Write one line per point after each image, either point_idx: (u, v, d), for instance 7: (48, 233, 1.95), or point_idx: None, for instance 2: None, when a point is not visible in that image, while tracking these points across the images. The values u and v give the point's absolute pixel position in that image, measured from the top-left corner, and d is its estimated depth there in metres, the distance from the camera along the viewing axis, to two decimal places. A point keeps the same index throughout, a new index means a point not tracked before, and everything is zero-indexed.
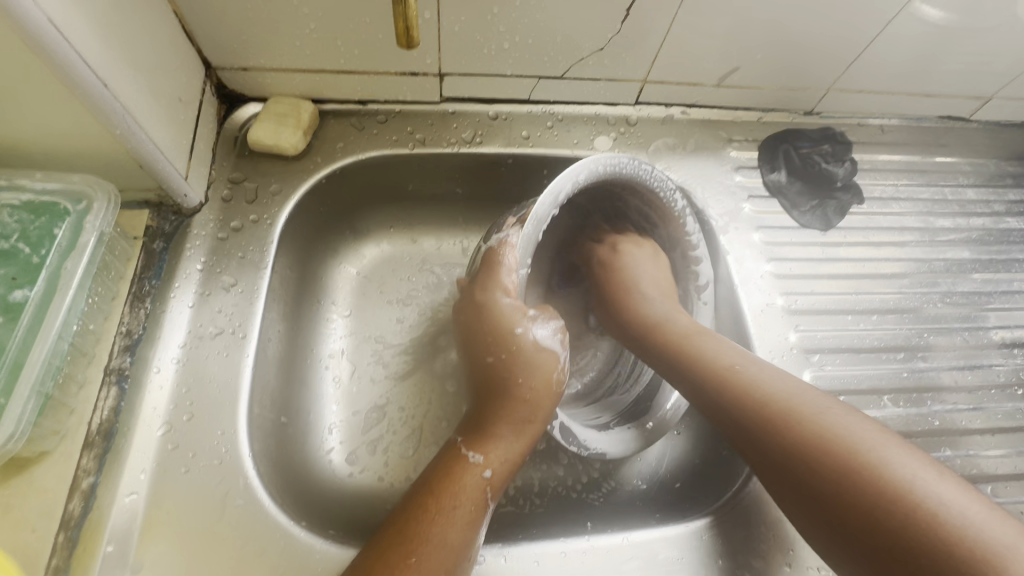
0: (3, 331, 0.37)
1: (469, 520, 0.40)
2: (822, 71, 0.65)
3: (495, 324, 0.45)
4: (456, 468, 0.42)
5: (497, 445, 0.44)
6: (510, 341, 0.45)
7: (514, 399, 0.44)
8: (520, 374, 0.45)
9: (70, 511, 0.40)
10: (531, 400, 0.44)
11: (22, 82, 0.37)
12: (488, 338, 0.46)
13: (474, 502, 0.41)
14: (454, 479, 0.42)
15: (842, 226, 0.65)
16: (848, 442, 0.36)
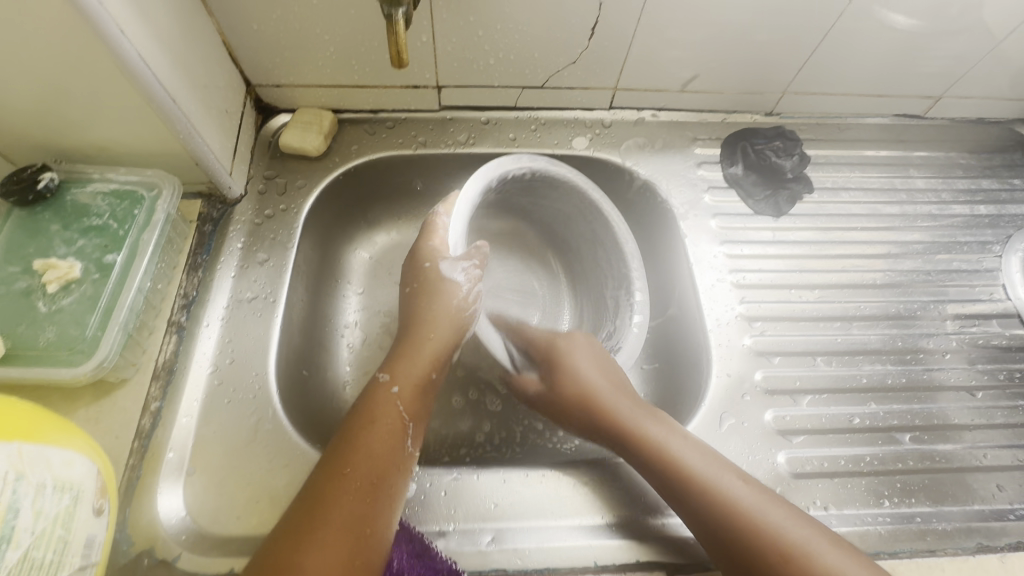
0: (99, 284, 0.49)
1: (393, 429, 0.47)
2: (775, 76, 0.74)
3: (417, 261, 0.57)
4: (375, 393, 0.50)
5: (410, 366, 0.51)
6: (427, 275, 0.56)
7: (429, 325, 0.54)
8: (434, 300, 0.54)
9: (142, 425, 0.51)
10: (440, 326, 0.53)
11: (115, 98, 0.49)
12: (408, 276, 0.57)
13: (397, 414, 0.48)
14: (373, 401, 0.49)
15: (793, 213, 0.73)
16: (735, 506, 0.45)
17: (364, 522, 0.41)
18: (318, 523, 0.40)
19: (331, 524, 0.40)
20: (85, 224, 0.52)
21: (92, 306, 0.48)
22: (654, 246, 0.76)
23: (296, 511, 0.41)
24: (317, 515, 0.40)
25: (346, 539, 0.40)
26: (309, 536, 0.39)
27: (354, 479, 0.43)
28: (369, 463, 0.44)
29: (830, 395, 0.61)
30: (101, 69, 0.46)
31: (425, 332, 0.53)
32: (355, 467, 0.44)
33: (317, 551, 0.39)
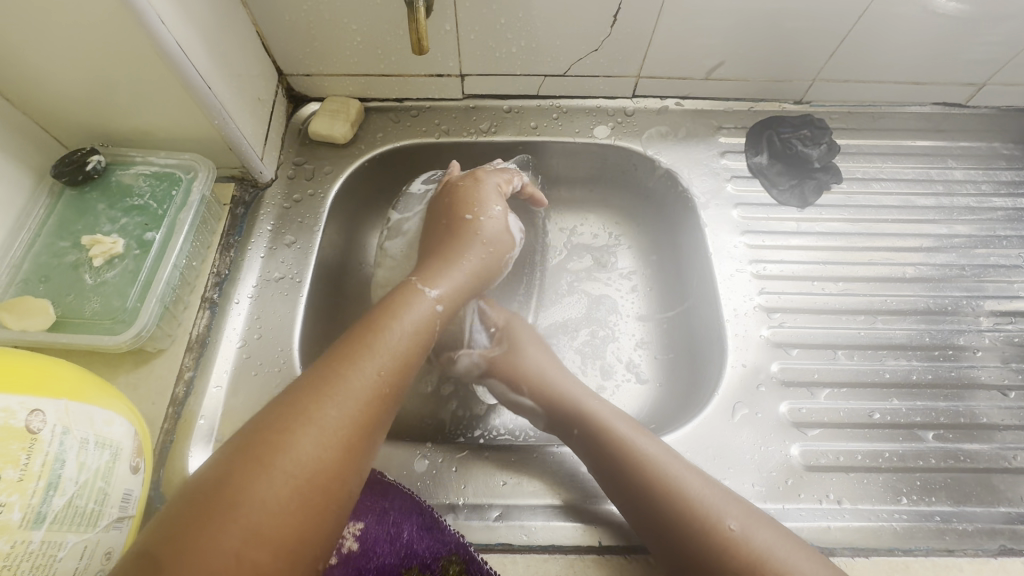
0: (139, 259, 0.52)
1: (403, 356, 0.47)
2: (804, 62, 0.72)
3: (464, 209, 0.61)
4: (409, 300, 0.51)
5: (452, 295, 0.54)
6: (484, 223, 0.60)
7: (481, 262, 0.58)
8: (492, 244, 0.60)
9: (176, 392, 0.55)
10: (489, 268, 0.59)
11: (157, 85, 0.53)
12: (455, 219, 0.61)
13: (410, 341, 0.48)
14: (407, 308, 0.50)
15: (819, 204, 0.71)
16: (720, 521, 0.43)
17: (342, 442, 0.40)
18: (295, 431, 0.38)
19: (310, 436, 0.39)
20: (128, 203, 0.55)
21: (133, 279, 0.52)
22: (677, 235, 0.75)
23: (276, 413, 0.39)
24: (295, 422, 0.39)
25: (320, 455, 0.38)
26: (283, 441, 0.38)
27: (345, 398, 0.41)
28: (362, 385, 0.43)
29: (849, 389, 0.59)
30: (144, 57, 0.50)
31: (480, 267, 0.58)
32: (349, 387, 0.42)
33: (291, 458, 0.37)
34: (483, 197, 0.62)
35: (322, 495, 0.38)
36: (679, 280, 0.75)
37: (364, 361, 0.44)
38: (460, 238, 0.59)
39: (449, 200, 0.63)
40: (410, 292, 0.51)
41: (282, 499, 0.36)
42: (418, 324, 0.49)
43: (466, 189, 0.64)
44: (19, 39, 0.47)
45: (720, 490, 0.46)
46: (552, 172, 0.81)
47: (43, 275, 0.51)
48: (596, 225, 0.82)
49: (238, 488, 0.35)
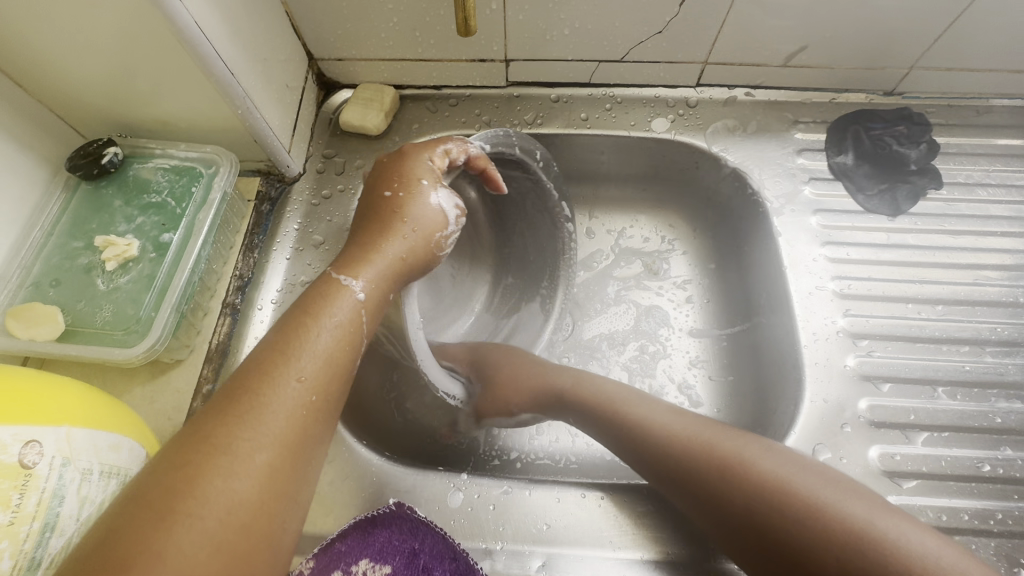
0: (155, 264, 0.48)
1: (331, 369, 0.38)
2: (904, 47, 0.62)
3: (381, 184, 0.47)
4: (331, 292, 0.40)
5: (381, 288, 0.43)
6: (386, 199, 0.46)
7: (410, 245, 0.45)
8: (416, 223, 0.45)
9: (194, 407, 0.51)
10: (426, 251, 0.46)
11: (176, 70, 0.47)
12: (374, 200, 0.47)
13: (339, 349, 0.39)
14: (328, 300, 0.40)
15: (913, 212, 0.62)
16: (786, 494, 0.38)
17: (267, 481, 0.32)
18: (199, 479, 0.30)
19: (223, 483, 0.30)
20: (145, 200, 0.51)
21: (148, 285, 0.47)
22: (745, 243, 0.67)
23: (180, 443, 0.32)
24: (204, 465, 0.30)
25: (239, 501, 0.31)
26: (193, 490, 0.30)
27: (262, 432, 0.33)
28: (285, 414, 0.34)
29: (951, 434, 0.51)
30: (159, 38, 0.44)
31: (407, 256, 0.45)
32: (267, 419, 0.33)
33: (201, 513, 0.29)
34: (413, 167, 0.47)
35: (245, 549, 0.30)
36: (744, 292, 0.67)
37: (284, 380, 0.35)
38: (382, 224, 0.45)
39: (377, 174, 0.49)
40: (326, 293, 0.40)
41: (191, 562, 0.28)
42: (342, 327, 0.39)
43: (389, 160, 0.49)
44: (23, 17, 0.42)
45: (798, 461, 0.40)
46: (602, 168, 0.73)
47: (54, 278, 0.47)
48: (648, 227, 0.75)
49: (133, 555, 0.27)
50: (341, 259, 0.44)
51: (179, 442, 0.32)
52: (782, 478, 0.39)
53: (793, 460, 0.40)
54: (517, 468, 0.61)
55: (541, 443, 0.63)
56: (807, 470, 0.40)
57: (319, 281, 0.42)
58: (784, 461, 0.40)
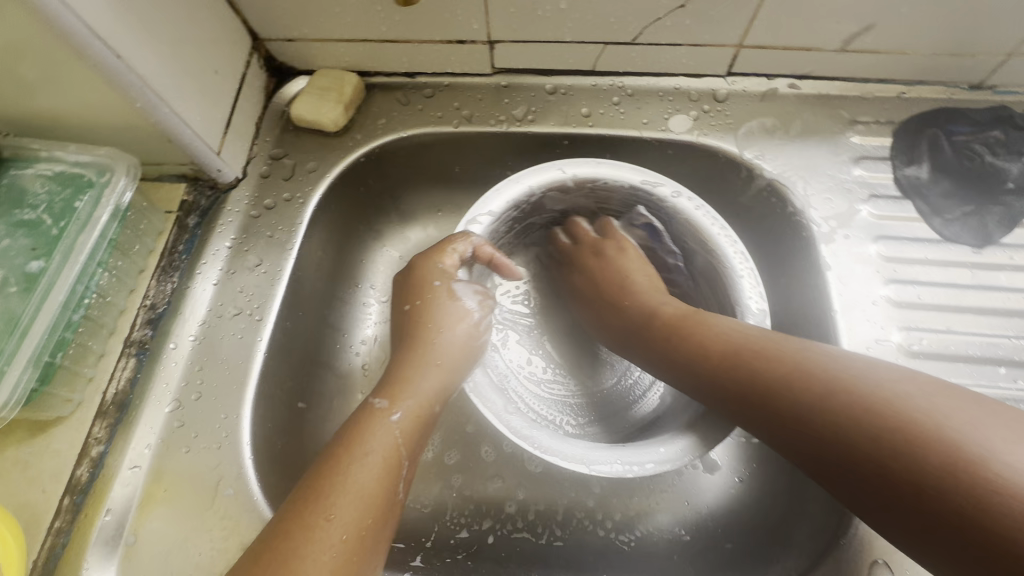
0: (18, 300, 0.38)
1: (370, 518, 0.34)
2: (1003, 26, 0.48)
3: (399, 300, 0.46)
4: (363, 422, 0.37)
5: (421, 413, 0.40)
6: (412, 312, 0.44)
7: (434, 361, 0.42)
8: (434, 323, 0.43)
9: (77, 476, 0.41)
10: (450, 378, 0.42)
11: (41, 53, 0.37)
12: (398, 317, 0.45)
13: (372, 500, 0.34)
14: (360, 431, 0.37)
15: (1007, 242, 0.48)
16: (826, 373, 0.34)
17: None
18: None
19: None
20: (16, 216, 0.41)
21: (7, 328, 0.37)
22: (787, 274, 0.52)
23: None
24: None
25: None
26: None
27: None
28: (321, 575, 0.31)
29: None
30: (0, 10, 0.34)
31: (438, 382, 0.41)
32: (313, 569, 0.31)
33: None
34: (422, 273, 0.45)
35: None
36: None
37: (328, 521, 0.32)
38: (404, 352, 0.42)
39: (401, 273, 0.47)
40: (357, 430, 0.37)
41: None
42: (382, 462, 0.36)
43: (400, 276, 0.47)
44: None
45: (897, 377, 0.33)
46: None
47: None
48: None
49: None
50: (376, 386, 0.41)
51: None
52: (888, 402, 0.31)
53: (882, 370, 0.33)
54: (488, 546, 0.50)
55: (521, 509, 0.52)
56: (934, 392, 0.31)
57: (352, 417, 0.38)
58: (890, 378, 0.33)
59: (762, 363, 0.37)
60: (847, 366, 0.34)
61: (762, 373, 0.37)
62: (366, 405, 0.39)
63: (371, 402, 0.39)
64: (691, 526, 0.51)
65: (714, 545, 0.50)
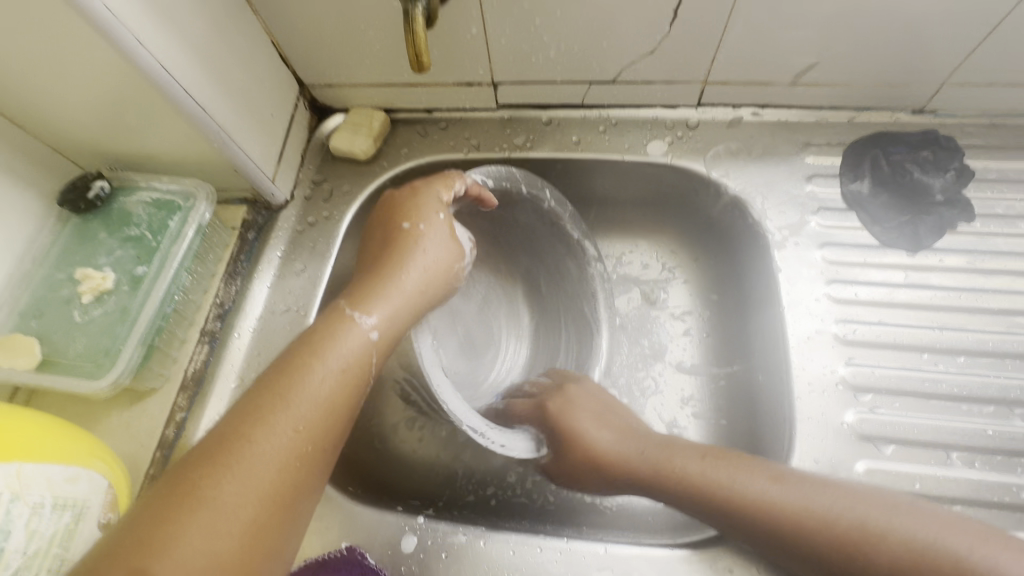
0: (130, 296, 0.50)
1: (331, 405, 0.40)
2: (931, 62, 0.55)
3: (397, 220, 0.50)
4: (340, 326, 0.42)
5: (392, 325, 0.45)
6: (411, 235, 0.49)
7: (421, 283, 0.48)
8: (428, 252, 0.49)
9: (166, 435, 0.52)
10: (427, 296, 0.48)
11: (151, 109, 0.49)
12: (391, 233, 0.50)
13: (337, 389, 0.40)
14: (335, 333, 0.42)
15: (938, 247, 0.56)
16: (785, 510, 0.42)
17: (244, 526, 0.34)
18: (236, 463, 0.35)
19: (194, 524, 0.32)
20: (126, 232, 0.53)
21: (122, 318, 0.49)
22: (746, 279, 0.62)
23: (168, 487, 0.34)
24: (177, 519, 0.32)
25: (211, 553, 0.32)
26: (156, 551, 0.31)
27: (271, 448, 0.36)
28: (283, 445, 0.36)
29: (963, 507, 0.45)
30: (126, 81, 0.46)
31: (423, 298, 0.48)
32: (273, 441, 0.36)
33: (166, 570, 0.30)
34: (425, 204, 0.50)
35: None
36: (743, 330, 0.62)
37: (292, 404, 0.38)
38: (389, 265, 0.47)
39: (403, 196, 0.52)
40: (329, 330, 0.42)
41: None
42: (349, 362, 0.41)
43: (399, 195, 0.52)
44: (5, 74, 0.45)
45: (844, 497, 0.42)
46: (597, 192, 0.70)
47: (37, 310, 0.50)
48: (647, 253, 0.70)
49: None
50: (350, 291, 0.46)
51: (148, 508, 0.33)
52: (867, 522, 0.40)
53: (876, 496, 0.42)
54: (491, 506, 0.60)
55: (520, 476, 0.61)
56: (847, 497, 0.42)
57: (325, 315, 0.43)
58: (814, 493, 0.42)
59: (725, 494, 0.45)
60: (824, 505, 0.42)
61: (747, 518, 0.44)
62: (341, 309, 0.44)
63: (346, 309, 0.44)
64: None
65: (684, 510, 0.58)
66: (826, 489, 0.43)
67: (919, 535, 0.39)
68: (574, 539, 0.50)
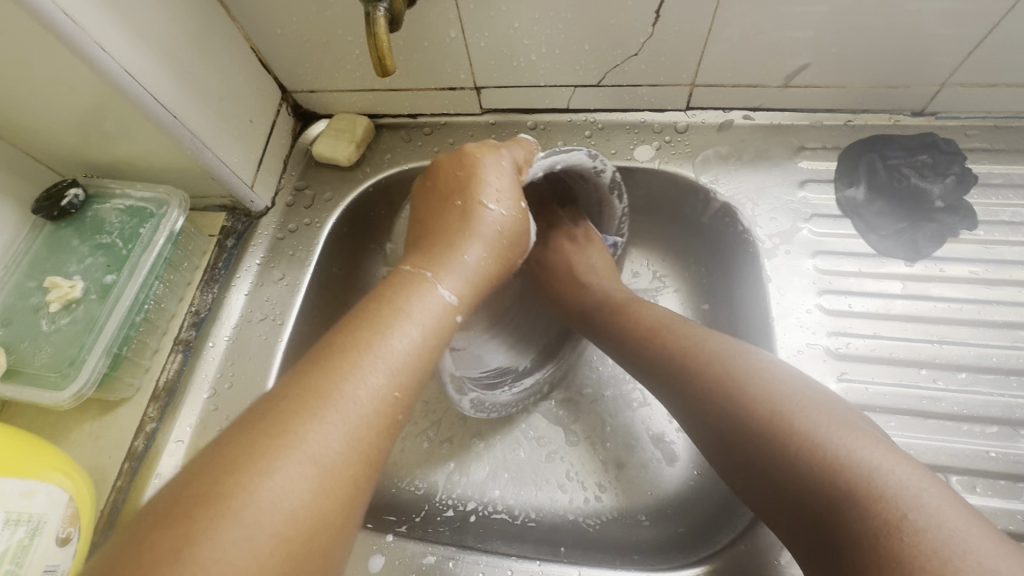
0: (97, 305, 0.49)
1: (412, 367, 0.38)
2: (929, 62, 0.53)
3: (455, 193, 0.47)
4: (416, 287, 0.41)
5: (469, 299, 0.44)
6: (484, 213, 0.46)
7: (490, 258, 0.46)
8: (499, 230, 0.46)
9: (135, 446, 0.51)
10: (494, 271, 0.47)
11: (119, 115, 0.48)
12: (442, 208, 0.47)
13: (416, 354, 0.38)
14: (409, 293, 0.41)
15: (938, 256, 0.53)
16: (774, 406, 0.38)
17: (328, 476, 0.31)
18: (311, 413, 0.32)
19: (279, 466, 0.30)
20: (98, 240, 0.53)
21: (88, 327, 0.48)
22: (735, 289, 0.59)
23: (238, 439, 0.31)
24: (260, 459, 0.30)
25: (300, 496, 0.30)
26: (238, 485, 0.29)
27: (352, 403, 0.34)
28: (364, 397, 0.35)
29: None
30: (89, 86, 0.45)
31: (491, 261, 0.46)
32: (356, 393, 0.34)
33: (251, 505, 0.28)
34: (483, 181, 0.47)
35: (316, 532, 0.30)
36: (733, 342, 0.59)
37: (372, 362, 0.36)
38: (457, 230, 0.45)
39: (461, 172, 0.48)
40: (408, 290, 0.41)
41: (239, 549, 0.27)
42: (429, 327, 0.40)
43: (452, 159, 0.49)
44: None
45: (821, 405, 0.37)
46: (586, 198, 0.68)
47: (7, 318, 0.49)
48: (636, 261, 0.68)
49: (180, 542, 0.26)
50: (418, 257, 0.45)
51: (233, 438, 0.31)
52: (791, 409, 0.37)
53: (799, 381, 0.39)
54: (470, 522, 0.58)
55: (501, 494, 0.60)
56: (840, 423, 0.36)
57: (399, 278, 0.42)
58: (814, 404, 0.37)
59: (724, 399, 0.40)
60: (796, 416, 0.37)
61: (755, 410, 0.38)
62: (415, 271, 0.43)
63: (420, 271, 0.43)
64: (651, 513, 0.57)
65: (669, 530, 0.55)
66: (856, 433, 0.35)
67: (926, 501, 0.31)
68: (547, 561, 0.48)
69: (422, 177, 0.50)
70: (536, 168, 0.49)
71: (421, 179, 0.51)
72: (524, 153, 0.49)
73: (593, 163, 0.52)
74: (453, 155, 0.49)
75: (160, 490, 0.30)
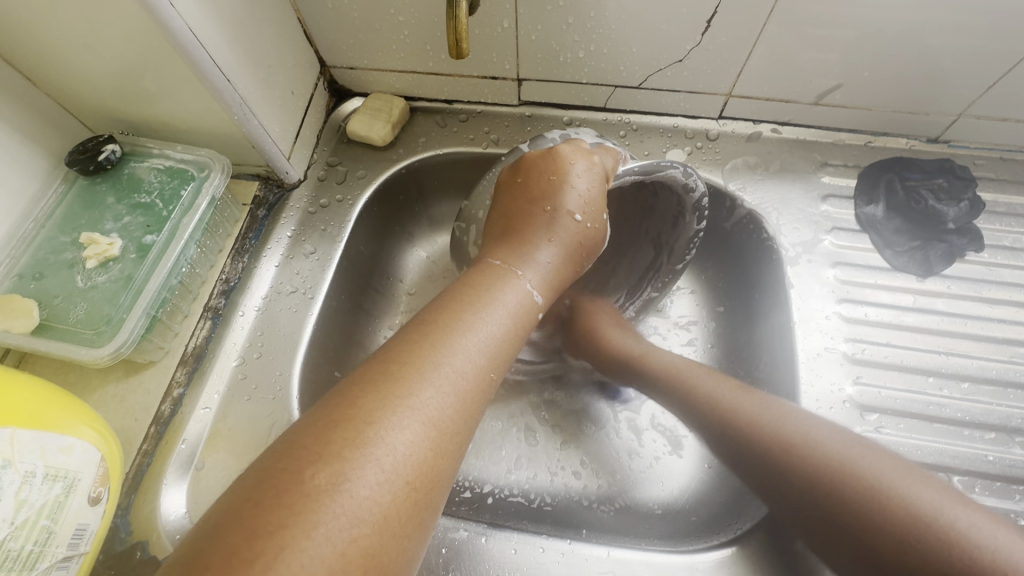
0: (136, 263, 0.50)
1: (506, 348, 0.39)
2: (953, 92, 0.56)
3: (542, 197, 0.46)
4: (503, 279, 0.42)
5: (548, 295, 0.45)
6: (568, 222, 0.46)
7: (567, 264, 0.47)
8: (578, 241, 0.47)
9: (162, 410, 0.51)
10: (567, 276, 0.48)
11: (172, 77, 0.48)
12: (529, 209, 0.46)
13: (509, 338, 0.39)
14: (497, 283, 0.42)
15: (946, 274, 0.58)
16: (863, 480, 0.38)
17: (443, 438, 0.32)
18: (425, 385, 0.33)
19: (405, 423, 0.31)
20: (135, 199, 0.53)
21: (126, 286, 0.49)
22: (755, 293, 0.62)
23: (363, 397, 0.31)
24: (389, 414, 0.31)
25: (421, 454, 0.30)
26: (373, 434, 0.29)
27: (460, 375, 0.35)
28: (469, 372, 0.35)
29: None
30: (150, 44, 0.44)
31: (569, 266, 0.47)
32: (462, 366, 0.35)
33: (388, 453, 0.29)
34: (571, 188, 0.46)
35: (431, 491, 0.31)
36: (749, 342, 0.62)
37: (473, 340, 0.37)
38: (540, 235, 0.46)
39: (545, 170, 0.47)
40: (498, 281, 0.42)
41: (377, 498, 0.28)
42: (518, 315, 0.41)
43: (538, 157, 0.47)
44: (25, 31, 0.44)
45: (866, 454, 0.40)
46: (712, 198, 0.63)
47: (37, 271, 0.49)
48: None
49: (333, 480, 0.27)
50: (503, 251, 0.45)
51: (360, 395, 0.31)
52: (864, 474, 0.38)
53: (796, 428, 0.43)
54: (488, 504, 0.59)
55: (518, 479, 0.61)
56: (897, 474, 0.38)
57: (486, 269, 0.43)
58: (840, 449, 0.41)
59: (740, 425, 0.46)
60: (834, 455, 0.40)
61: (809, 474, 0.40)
62: (503, 265, 0.44)
63: (507, 266, 0.44)
64: (664, 502, 0.59)
65: (680, 517, 0.57)
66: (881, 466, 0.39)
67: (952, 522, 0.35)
68: (577, 541, 0.51)
69: (506, 173, 0.49)
70: (620, 178, 0.48)
71: (504, 174, 0.49)
72: (612, 161, 0.48)
73: (684, 182, 0.49)
74: (543, 154, 0.48)
75: (294, 430, 0.30)
